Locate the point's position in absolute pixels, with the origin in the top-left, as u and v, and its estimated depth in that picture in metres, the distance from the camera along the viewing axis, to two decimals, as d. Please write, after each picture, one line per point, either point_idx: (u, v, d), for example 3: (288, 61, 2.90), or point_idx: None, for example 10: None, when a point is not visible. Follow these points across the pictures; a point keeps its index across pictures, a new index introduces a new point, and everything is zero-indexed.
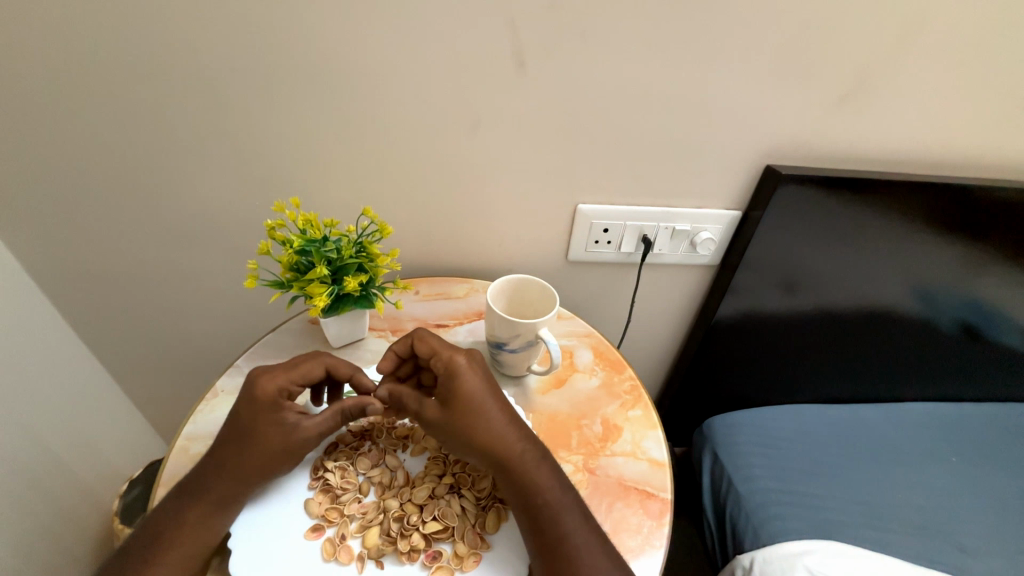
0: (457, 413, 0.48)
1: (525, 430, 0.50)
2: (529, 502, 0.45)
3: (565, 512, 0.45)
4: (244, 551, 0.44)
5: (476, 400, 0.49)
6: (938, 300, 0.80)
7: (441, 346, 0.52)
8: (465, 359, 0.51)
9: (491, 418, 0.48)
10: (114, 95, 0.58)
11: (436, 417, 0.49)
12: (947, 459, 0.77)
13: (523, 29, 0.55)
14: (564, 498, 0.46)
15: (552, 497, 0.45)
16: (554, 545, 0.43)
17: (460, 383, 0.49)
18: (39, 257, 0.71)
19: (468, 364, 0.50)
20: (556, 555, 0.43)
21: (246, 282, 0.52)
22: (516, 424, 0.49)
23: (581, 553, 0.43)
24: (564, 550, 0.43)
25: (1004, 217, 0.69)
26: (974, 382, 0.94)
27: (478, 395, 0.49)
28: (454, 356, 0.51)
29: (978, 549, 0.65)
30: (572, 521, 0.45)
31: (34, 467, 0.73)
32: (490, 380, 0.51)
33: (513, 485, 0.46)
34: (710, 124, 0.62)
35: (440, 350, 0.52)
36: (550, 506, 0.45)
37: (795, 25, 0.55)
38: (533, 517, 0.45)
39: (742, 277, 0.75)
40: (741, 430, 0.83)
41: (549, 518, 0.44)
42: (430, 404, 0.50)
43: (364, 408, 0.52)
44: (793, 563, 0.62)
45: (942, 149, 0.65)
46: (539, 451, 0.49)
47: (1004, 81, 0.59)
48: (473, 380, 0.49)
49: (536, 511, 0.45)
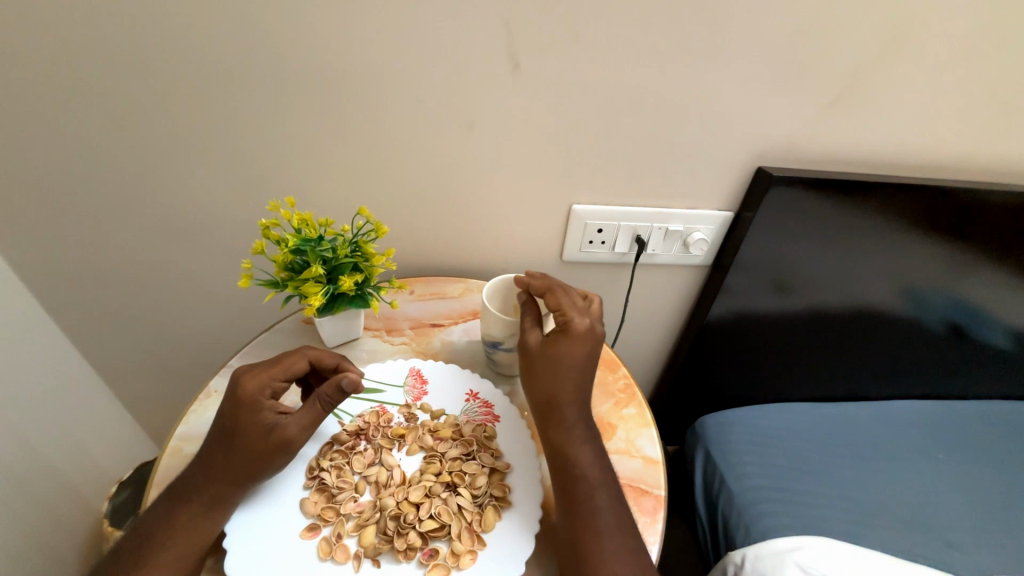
0: (549, 358, 0.51)
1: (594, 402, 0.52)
2: (570, 470, 0.48)
3: (599, 492, 0.47)
4: (238, 552, 0.44)
5: (568, 360, 0.51)
6: (925, 300, 0.81)
7: (570, 304, 0.53)
8: (584, 324, 0.52)
9: (569, 380, 0.50)
10: (106, 94, 0.57)
11: (530, 352, 0.53)
12: (933, 456, 0.79)
13: (519, 31, 0.55)
14: (602, 477, 0.48)
15: (590, 474, 0.48)
16: (581, 515, 0.46)
17: (562, 344, 0.51)
18: (28, 258, 0.70)
19: (584, 332, 0.51)
20: (580, 524, 0.45)
21: (241, 281, 0.52)
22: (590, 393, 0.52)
23: (602, 531, 0.45)
24: (588, 521, 0.45)
25: (988, 219, 0.71)
26: (959, 381, 0.96)
27: (571, 358, 0.51)
28: (574, 317, 0.52)
29: (963, 543, 0.67)
30: (599, 497, 0.47)
31: (21, 470, 0.72)
32: (593, 351, 0.52)
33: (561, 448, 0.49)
34: (702, 126, 0.63)
35: (566, 307, 0.53)
36: (585, 482, 0.47)
37: (787, 30, 0.56)
38: (569, 484, 0.47)
39: (735, 277, 0.76)
40: (732, 428, 0.84)
41: (582, 489, 0.47)
42: (533, 341, 0.53)
43: (339, 385, 0.49)
44: (783, 559, 0.62)
45: (928, 153, 0.67)
46: (589, 430, 0.51)
47: (989, 85, 0.61)
48: (577, 344, 0.51)
49: (573, 478, 0.47)
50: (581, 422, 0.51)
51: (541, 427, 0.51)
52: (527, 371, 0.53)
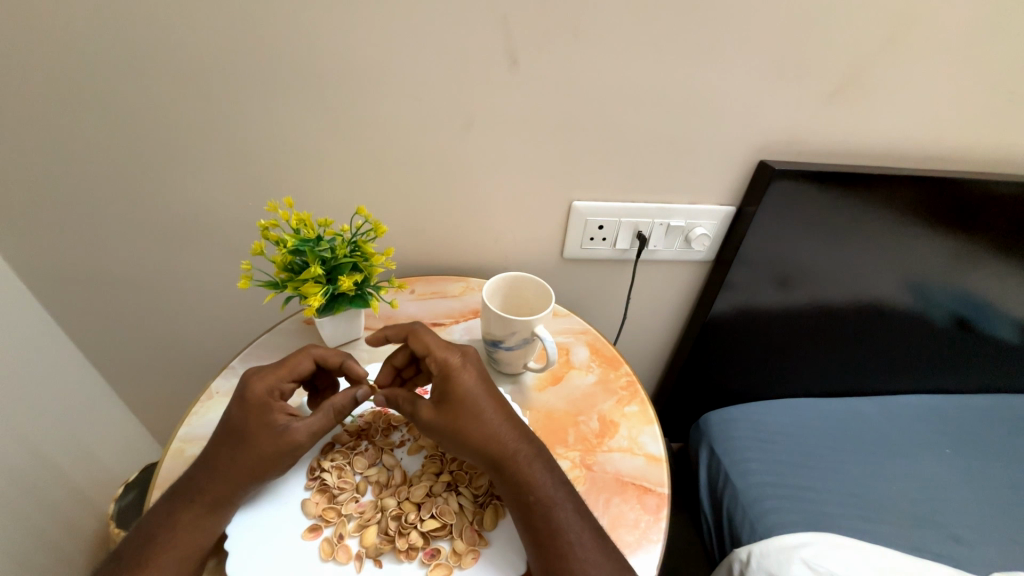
0: (454, 410, 0.48)
1: (521, 427, 0.49)
2: (524, 497, 0.45)
3: (558, 509, 0.45)
4: (240, 553, 0.43)
5: (471, 399, 0.48)
6: (930, 292, 0.80)
7: (435, 344, 0.51)
8: (458, 359, 0.50)
9: (478, 422, 0.47)
10: (107, 99, 0.57)
11: (436, 418, 0.48)
12: (939, 450, 0.78)
13: (517, 27, 0.55)
14: (557, 493, 0.46)
15: (546, 493, 0.45)
16: (548, 541, 0.43)
17: (455, 385, 0.49)
18: (33, 264, 0.70)
19: (462, 364, 0.50)
20: (549, 551, 0.42)
21: (240, 283, 0.52)
22: (513, 421, 0.49)
23: (573, 548, 0.42)
24: (557, 543, 0.43)
25: (992, 210, 0.70)
26: (966, 374, 0.95)
27: (471, 396, 0.48)
28: (444, 355, 0.50)
29: (971, 538, 0.66)
30: (565, 516, 0.44)
31: (27, 474, 0.72)
32: (484, 378, 0.51)
33: (506, 483, 0.46)
34: (703, 121, 0.63)
35: (435, 348, 0.51)
36: (543, 504, 0.45)
37: (790, 22, 0.55)
38: (527, 511, 0.45)
39: (738, 272, 0.76)
40: (736, 425, 0.83)
41: (542, 512, 0.44)
42: (424, 408, 0.49)
43: (354, 398, 0.51)
44: (789, 555, 0.62)
45: (933, 144, 0.66)
46: (534, 447, 0.48)
47: (994, 74, 0.60)
48: (466, 378, 0.49)
49: (529, 505, 0.45)
50: (522, 446, 0.48)
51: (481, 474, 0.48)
52: (443, 436, 0.48)
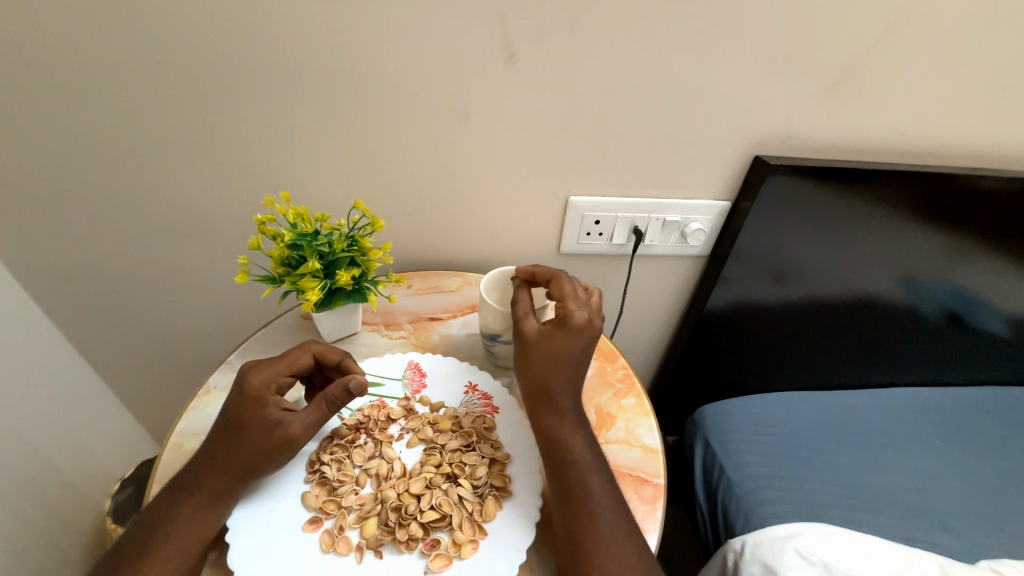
0: (546, 347, 0.51)
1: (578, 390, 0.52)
2: (563, 455, 0.48)
3: (591, 475, 0.47)
4: (242, 546, 0.44)
5: (564, 350, 0.50)
6: (923, 287, 0.81)
7: (572, 294, 0.53)
8: (584, 317, 0.51)
9: (561, 369, 0.50)
10: (101, 93, 0.57)
11: (526, 339, 0.52)
12: (929, 441, 0.79)
13: (514, 21, 0.55)
14: (592, 458, 0.49)
15: (581, 457, 0.48)
16: (576, 500, 0.46)
17: (562, 332, 0.51)
18: (26, 260, 0.70)
19: (582, 320, 0.51)
20: (576, 510, 0.45)
21: (237, 277, 0.51)
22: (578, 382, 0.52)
23: (597, 514, 0.45)
24: (583, 504, 0.45)
25: (983, 205, 0.71)
26: (955, 366, 0.96)
27: (567, 351, 0.50)
28: (573, 310, 0.51)
29: (958, 526, 0.67)
30: (595, 484, 0.47)
31: (21, 470, 0.72)
32: (589, 345, 0.51)
33: (548, 436, 0.50)
34: (699, 115, 0.63)
35: (569, 298, 0.53)
36: (577, 465, 0.48)
37: (785, 17, 0.56)
38: (563, 468, 0.48)
39: (732, 267, 0.76)
40: (731, 417, 0.84)
41: (574, 474, 0.47)
42: (529, 328, 0.52)
43: (347, 388, 0.49)
44: (782, 545, 0.63)
45: (924, 139, 0.67)
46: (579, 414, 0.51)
47: (984, 70, 0.60)
48: (577, 333, 0.50)
49: (562, 464, 0.48)
50: (572, 409, 0.51)
51: (532, 409, 0.52)
52: (522, 357, 0.52)
